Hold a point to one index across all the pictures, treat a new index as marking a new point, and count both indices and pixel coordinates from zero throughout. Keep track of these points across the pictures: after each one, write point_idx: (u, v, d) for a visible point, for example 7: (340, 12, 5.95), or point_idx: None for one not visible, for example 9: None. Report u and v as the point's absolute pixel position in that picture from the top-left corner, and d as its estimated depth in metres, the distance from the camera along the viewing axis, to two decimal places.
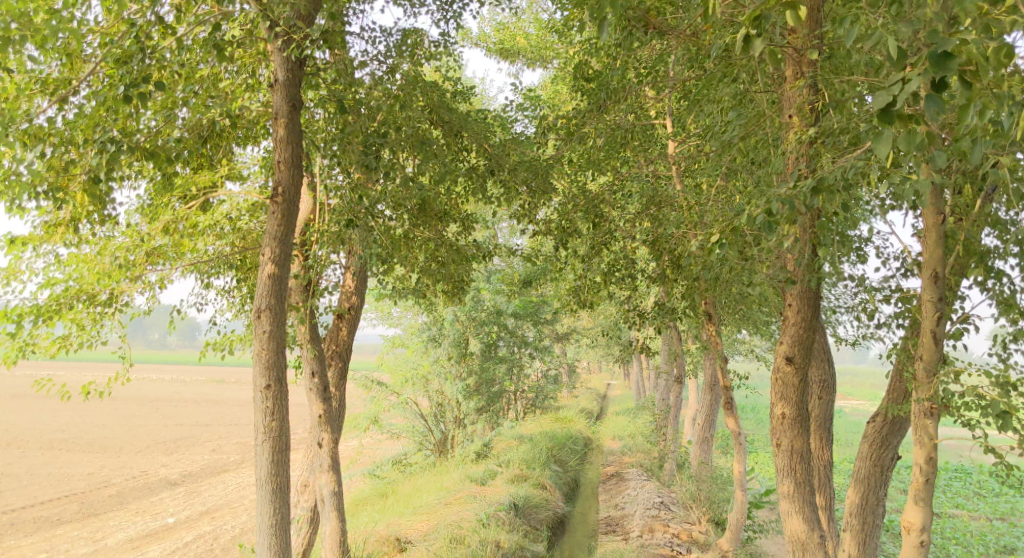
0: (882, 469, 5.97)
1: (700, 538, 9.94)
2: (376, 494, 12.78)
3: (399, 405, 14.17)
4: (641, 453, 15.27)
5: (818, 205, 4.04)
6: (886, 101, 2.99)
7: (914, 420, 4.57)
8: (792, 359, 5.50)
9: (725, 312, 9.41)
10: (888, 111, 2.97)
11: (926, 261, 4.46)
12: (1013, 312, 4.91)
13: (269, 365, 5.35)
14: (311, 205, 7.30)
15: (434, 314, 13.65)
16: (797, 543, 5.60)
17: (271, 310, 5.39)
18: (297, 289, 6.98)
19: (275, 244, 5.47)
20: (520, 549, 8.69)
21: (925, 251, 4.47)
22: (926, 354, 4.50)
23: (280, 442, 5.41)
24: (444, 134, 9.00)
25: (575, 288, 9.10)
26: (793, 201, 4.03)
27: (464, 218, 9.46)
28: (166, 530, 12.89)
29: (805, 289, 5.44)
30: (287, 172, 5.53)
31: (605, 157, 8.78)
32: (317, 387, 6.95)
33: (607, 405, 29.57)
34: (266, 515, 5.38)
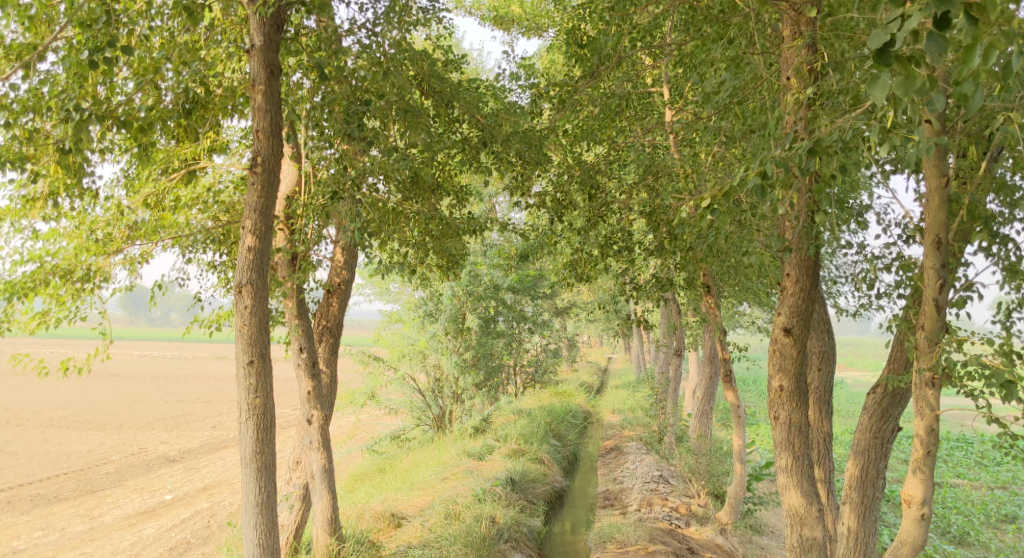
0: (883, 441, 5.85)
1: (699, 511, 9.87)
2: (374, 470, 12.72)
3: (396, 380, 14.07)
4: (641, 426, 15.21)
5: (814, 168, 3.86)
6: (884, 42, 2.89)
7: (915, 391, 4.43)
8: (790, 330, 5.35)
9: (723, 283, 9.26)
10: (886, 52, 2.87)
11: (929, 227, 4.27)
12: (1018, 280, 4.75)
13: (251, 342, 5.21)
14: (296, 178, 7.09)
15: (431, 289, 13.50)
16: (795, 516, 5.49)
17: (252, 284, 5.25)
18: (284, 263, 6.80)
19: (255, 215, 5.30)
20: (517, 524, 8.62)
21: (927, 216, 4.28)
22: (927, 323, 4.35)
23: (265, 420, 5.28)
24: (435, 105, 8.74)
25: (571, 261, 8.94)
26: (788, 163, 3.84)
27: (458, 191, 9.26)
28: (164, 507, 12.87)
29: (804, 257, 5.27)
30: (265, 141, 5.35)
31: (600, 126, 8.60)
32: (306, 362, 6.81)
33: (608, 378, 29.59)
34: (251, 493, 5.27)
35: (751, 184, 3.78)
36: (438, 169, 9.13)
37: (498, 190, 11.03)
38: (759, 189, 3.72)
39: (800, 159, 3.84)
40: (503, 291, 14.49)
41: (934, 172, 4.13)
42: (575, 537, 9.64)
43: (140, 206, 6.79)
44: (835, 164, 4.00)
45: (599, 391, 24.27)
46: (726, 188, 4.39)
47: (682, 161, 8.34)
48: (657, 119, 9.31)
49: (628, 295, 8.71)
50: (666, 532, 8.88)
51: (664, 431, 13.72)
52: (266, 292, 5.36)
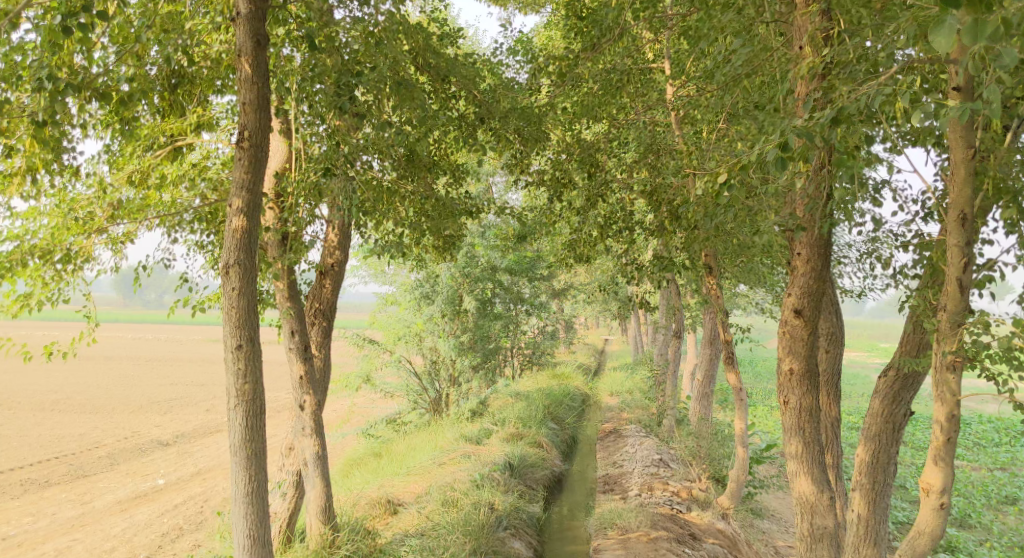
0: (894, 427, 5.67)
1: (700, 496, 9.73)
2: (370, 455, 12.56)
3: (392, 363, 13.86)
4: (640, 409, 15.07)
5: (837, 138, 3.53)
6: None
7: (935, 375, 4.23)
8: (801, 312, 5.16)
9: (726, 263, 9.05)
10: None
11: (953, 201, 4.05)
12: None
13: (239, 325, 4.99)
14: (285, 155, 6.78)
15: (427, 271, 13.22)
16: (805, 504, 5.35)
17: (240, 265, 5.01)
18: (274, 244, 6.54)
19: (243, 193, 5.05)
20: (516, 511, 8.46)
21: (951, 191, 4.06)
22: (949, 304, 4.15)
23: (255, 406, 5.07)
24: (431, 79, 8.32)
25: (570, 242, 8.73)
26: (810, 133, 3.52)
27: (454, 169, 8.98)
28: (156, 492, 12.71)
29: (816, 235, 5.06)
30: (252, 115, 5.08)
31: (600, 102, 8.39)
32: (298, 347, 6.57)
33: (605, 360, 29.57)
34: (241, 483, 5.07)
35: (770, 156, 3.54)
36: (434, 147, 8.85)
37: (496, 169, 10.76)
38: (780, 161, 3.48)
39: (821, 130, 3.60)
40: (500, 272, 14.28)
41: (961, 142, 3.90)
42: (574, 522, 9.49)
43: (124, 184, 6.54)
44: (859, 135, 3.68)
45: (597, 374, 24.15)
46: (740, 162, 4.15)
47: (685, 138, 8.11)
48: (659, 95, 9.06)
49: (629, 276, 8.49)
50: (667, 517, 8.72)
51: (664, 414, 13.57)
52: (255, 274, 5.13)
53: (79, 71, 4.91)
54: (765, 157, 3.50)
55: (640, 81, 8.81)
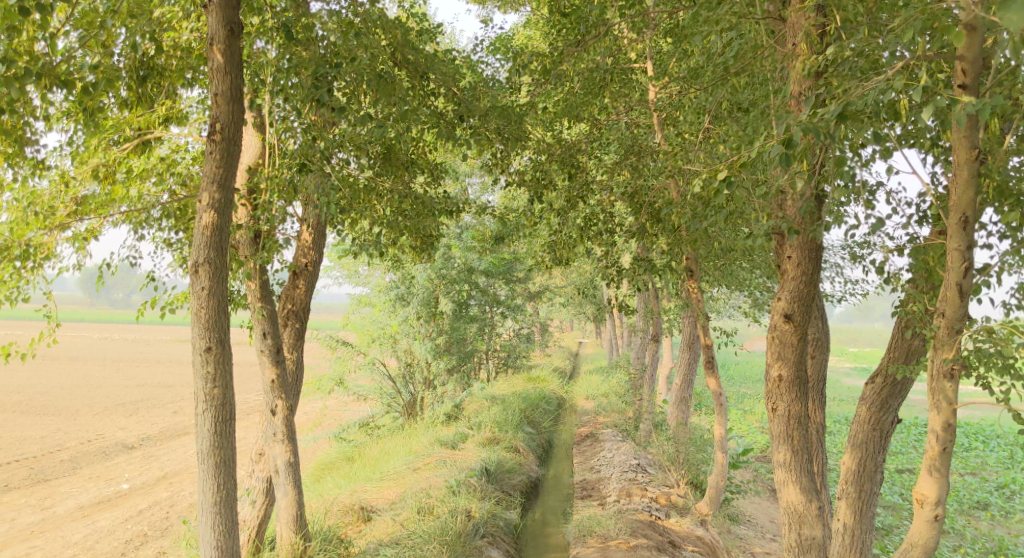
0: (882, 434, 5.58)
1: (679, 502, 9.60)
2: (342, 459, 12.29)
3: (365, 365, 13.58)
4: (616, 413, 14.96)
5: (842, 137, 3.40)
6: None
7: (931, 383, 4.15)
8: (791, 316, 5.10)
9: (707, 267, 8.95)
10: None
11: (954, 204, 3.98)
12: None
13: (208, 326, 4.73)
14: (260, 150, 6.44)
15: (403, 272, 12.97)
16: (793, 514, 5.25)
17: (211, 263, 4.76)
18: (246, 242, 6.27)
19: (215, 188, 4.79)
20: (492, 518, 8.26)
21: (953, 193, 3.98)
22: (947, 309, 4.05)
23: (225, 411, 4.82)
24: (410, 76, 8.09)
25: (550, 244, 8.59)
26: (814, 131, 3.39)
27: (432, 168, 8.79)
28: (120, 497, 12.30)
29: (807, 238, 5.00)
30: (224, 106, 4.81)
31: (582, 101, 8.27)
32: (270, 348, 6.29)
33: (580, 363, 29.54)
34: (209, 492, 4.81)
35: (772, 153, 3.40)
36: (412, 144, 8.63)
37: (474, 169, 10.58)
38: (783, 158, 3.34)
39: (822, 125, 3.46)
40: (477, 274, 14.11)
41: (964, 143, 3.83)
42: (551, 529, 9.32)
43: (88, 178, 6.23)
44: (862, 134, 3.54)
45: (571, 378, 24.04)
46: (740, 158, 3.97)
47: (667, 140, 8.01)
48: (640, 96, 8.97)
49: (609, 278, 8.34)
50: (647, 524, 8.58)
51: (641, 418, 13.47)
52: (226, 273, 4.88)
53: (40, 56, 4.63)
54: (769, 153, 3.35)
55: (622, 81, 8.69)
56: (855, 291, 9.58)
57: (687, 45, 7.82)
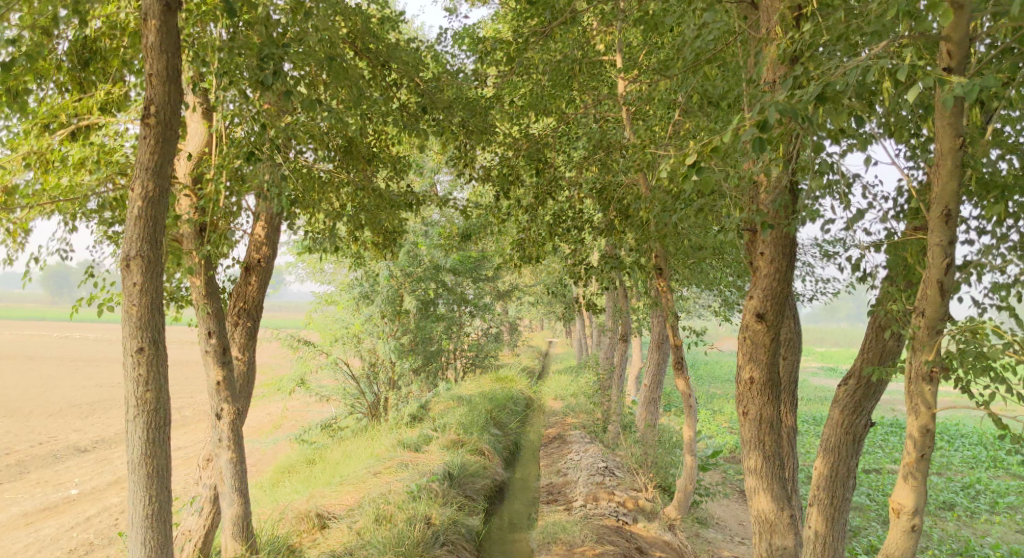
0: (854, 438, 5.39)
1: (646, 506, 9.37)
2: (302, 462, 11.88)
3: (328, 365, 13.11)
4: (584, 413, 14.73)
5: (822, 119, 3.14)
6: None
7: (910, 386, 3.96)
8: (763, 316, 4.90)
9: (676, 265, 8.75)
10: None
11: (936, 196, 3.80)
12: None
13: (140, 326, 4.37)
14: (206, 138, 5.96)
15: (366, 268, 12.61)
16: (764, 523, 5.04)
17: (144, 258, 4.39)
18: (190, 235, 5.76)
19: (149, 176, 4.39)
20: (454, 525, 7.98)
21: (935, 184, 3.80)
22: (927, 308, 3.87)
23: (159, 418, 4.47)
24: (369, 64, 7.69)
25: (518, 242, 8.35)
26: (794, 111, 3.11)
27: (396, 162, 8.47)
28: (67, 504, 11.74)
29: (781, 234, 4.80)
30: (160, 88, 4.40)
31: (550, 94, 8.04)
32: (215, 348, 5.87)
33: (548, 363, 29.39)
34: (140, 505, 4.45)
35: (747, 136, 3.13)
36: (374, 136, 8.28)
37: (440, 164, 10.25)
38: (758, 142, 3.08)
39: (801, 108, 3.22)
40: (443, 272, 13.81)
41: (948, 131, 3.64)
42: (516, 535, 9.03)
43: (19, 165, 5.79)
44: (844, 118, 3.28)
45: (540, 377, 23.83)
46: (713, 142, 3.69)
47: (636, 135, 7.78)
48: (609, 89, 8.74)
49: (577, 277, 8.06)
50: (613, 530, 8.35)
51: (609, 419, 13.27)
52: (161, 268, 4.51)
53: None
54: (742, 137, 3.09)
55: (590, 72, 8.46)
56: (827, 291, 9.50)
57: (657, 36, 7.61)
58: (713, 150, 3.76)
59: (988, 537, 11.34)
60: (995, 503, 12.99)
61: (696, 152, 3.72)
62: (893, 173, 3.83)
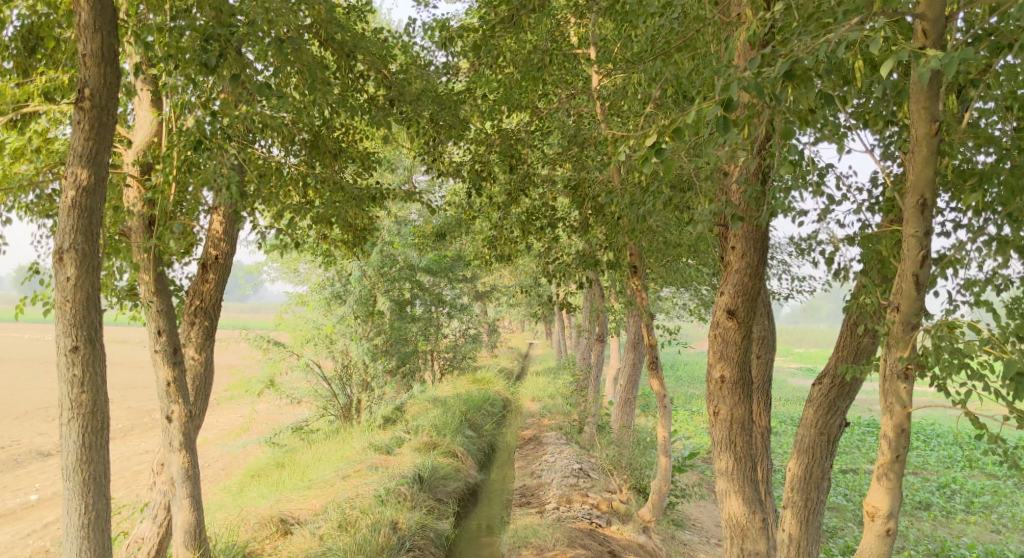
0: (829, 439, 5.23)
1: (621, 508, 9.20)
2: (272, 466, 11.59)
3: (299, 367, 12.72)
4: (561, 414, 14.55)
5: (790, 98, 2.94)
6: None
7: (885, 385, 3.79)
8: (734, 312, 4.72)
9: (651, 263, 8.56)
10: None
11: (912, 185, 3.63)
12: (1011, 250, 4.02)
13: (73, 322, 4.13)
14: (155, 126, 5.72)
15: (337, 267, 12.31)
16: (736, 527, 4.86)
17: (78, 250, 4.14)
18: (137, 228, 5.55)
19: (84, 163, 4.15)
20: (422, 529, 7.77)
21: (910, 173, 3.63)
22: (903, 304, 3.70)
23: (96, 421, 4.23)
24: (334, 53, 7.17)
25: (490, 240, 8.15)
26: (762, 89, 2.91)
27: (364, 158, 8.20)
28: (25, 509, 11.37)
29: (752, 228, 4.62)
30: (95, 70, 4.17)
31: (521, 87, 7.83)
32: (165, 348, 5.60)
33: (528, 364, 29.22)
34: (75, 513, 4.20)
35: (709, 116, 2.93)
36: (341, 131, 8.01)
37: (413, 161, 10.01)
38: (722, 122, 2.88)
39: (775, 84, 3.00)
40: (418, 272, 13.56)
41: (924, 116, 3.47)
42: (488, 539, 8.81)
43: None
44: (814, 99, 3.08)
45: (519, 378, 23.65)
46: (677, 123, 3.50)
47: (610, 129, 7.56)
48: (584, 83, 8.51)
49: (551, 275, 7.85)
50: (586, 533, 8.17)
51: (585, 420, 13.10)
52: (98, 261, 4.27)
53: None
54: (704, 115, 2.92)
55: (562, 66, 8.27)
56: (802, 289, 9.39)
57: (631, 28, 7.36)
58: (676, 131, 3.56)
59: (964, 538, 11.29)
60: (971, 503, 12.97)
61: (657, 134, 3.53)
62: (867, 160, 3.65)
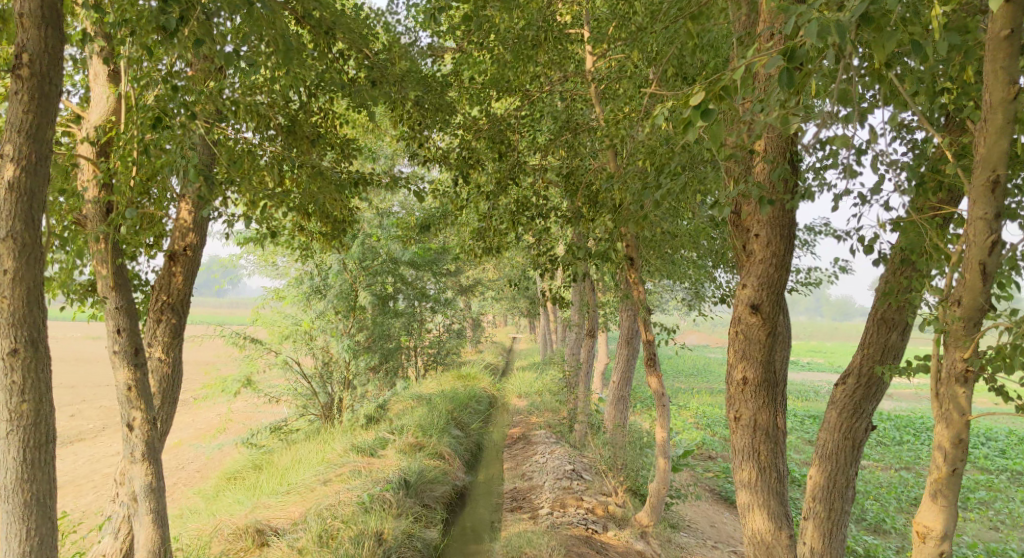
0: (854, 444, 4.82)
1: (617, 512, 8.78)
2: (249, 469, 11.08)
3: (277, 365, 12.13)
4: (549, 412, 14.09)
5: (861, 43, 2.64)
6: None
7: (940, 390, 3.52)
8: (759, 307, 4.54)
9: (648, 256, 8.13)
10: None
11: (981, 159, 3.34)
12: None
13: (11, 322, 3.60)
14: (112, 103, 5.12)
15: (316, 260, 11.75)
16: (760, 544, 4.72)
17: (16, 240, 3.61)
18: (94, 216, 4.94)
19: (21, 139, 3.62)
20: (409, 539, 7.31)
21: (981, 146, 3.35)
22: (965, 297, 3.41)
23: (39, 434, 3.70)
24: (310, 30, 6.62)
25: (478, 232, 7.66)
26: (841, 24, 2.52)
27: (344, 144, 7.66)
28: None
29: (779, 214, 4.43)
30: (34, 32, 3.64)
31: (512, 70, 7.33)
32: (126, 348, 5.03)
33: (511, 360, 28.75)
34: (13, 541, 3.66)
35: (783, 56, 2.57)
36: (320, 115, 7.46)
37: (396, 148, 9.45)
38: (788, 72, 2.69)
39: (844, 31, 2.59)
40: (401, 266, 13.07)
41: (1002, 79, 3.22)
42: (478, 545, 8.35)
43: None
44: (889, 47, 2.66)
45: (503, 373, 23.18)
46: (722, 81, 3.08)
47: (606, 114, 7.03)
48: (576, 66, 8.05)
49: (543, 269, 7.37)
50: (583, 541, 7.74)
51: (575, 419, 12.69)
52: (41, 252, 3.74)
53: None
54: (768, 66, 2.70)
55: (555, 47, 7.78)
56: (808, 280, 9.06)
57: (630, 5, 6.85)
58: (722, 90, 3.14)
59: (965, 535, 10.98)
60: (968, 499, 12.68)
61: (702, 94, 3.10)
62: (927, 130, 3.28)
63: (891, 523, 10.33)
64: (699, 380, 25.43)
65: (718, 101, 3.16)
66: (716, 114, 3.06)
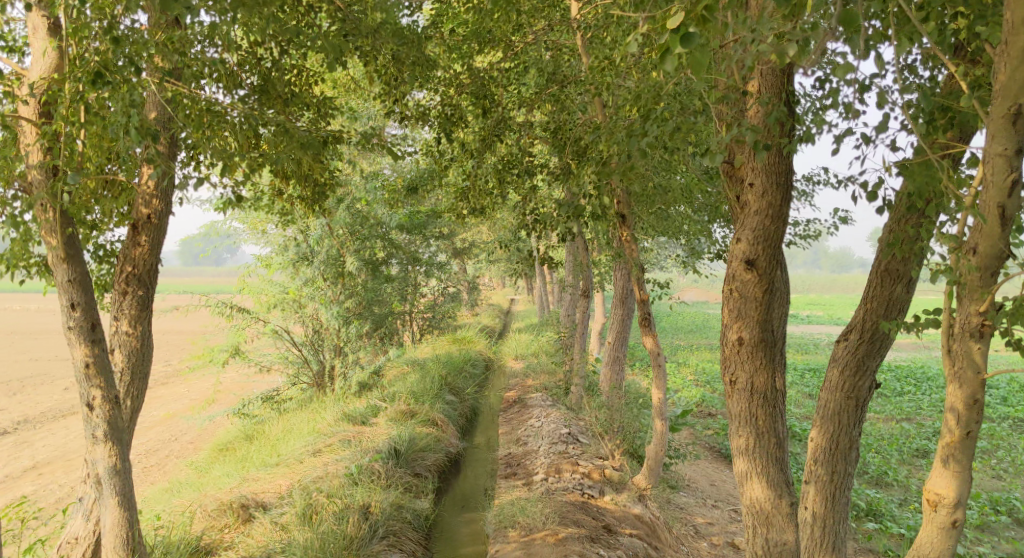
0: (857, 403, 4.55)
1: (614, 476, 8.49)
2: (241, 439, 10.90)
3: (266, 334, 11.86)
4: (545, 374, 13.86)
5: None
6: None
7: (954, 341, 3.40)
8: (754, 263, 4.25)
9: (641, 212, 7.79)
10: None
11: (1001, 90, 3.13)
12: None
13: None
14: (53, 64, 4.76)
15: (299, 225, 11.33)
16: (758, 512, 4.51)
17: None
18: (39, 181, 4.63)
19: None
20: (398, 511, 7.10)
21: (1001, 75, 3.13)
22: (981, 243, 3.31)
23: None
24: None
25: (463, 192, 7.28)
26: None
27: (320, 103, 7.24)
28: None
29: (775, 160, 4.12)
30: None
31: (493, 19, 6.88)
32: (81, 324, 4.73)
33: (509, 322, 28.51)
34: None
35: None
36: (293, 72, 7.03)
37: (378, 106, 9.02)
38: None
39: None
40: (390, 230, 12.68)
41: None
42: (471, 513, 8.17)
43: None
44: None
45: (500, 335, 22.93)
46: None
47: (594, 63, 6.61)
48: (563, 14, 7.59)
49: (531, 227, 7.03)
50: (578, 506, 7.54)
51: (572, 380, 12.47)
52: None
53: None
54: None
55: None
56: (806, 232, 8.74)
57: None
58: (707, 11, 2.78)
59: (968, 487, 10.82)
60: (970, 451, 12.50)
61: (683, 14, 2.73)
62: (943, 56, 3.05)
63: (893, 476, 10.16)
64: (699, 337, 25.23)
65: (701, 23, 2.80)
66: (697, 39, 2.71)
